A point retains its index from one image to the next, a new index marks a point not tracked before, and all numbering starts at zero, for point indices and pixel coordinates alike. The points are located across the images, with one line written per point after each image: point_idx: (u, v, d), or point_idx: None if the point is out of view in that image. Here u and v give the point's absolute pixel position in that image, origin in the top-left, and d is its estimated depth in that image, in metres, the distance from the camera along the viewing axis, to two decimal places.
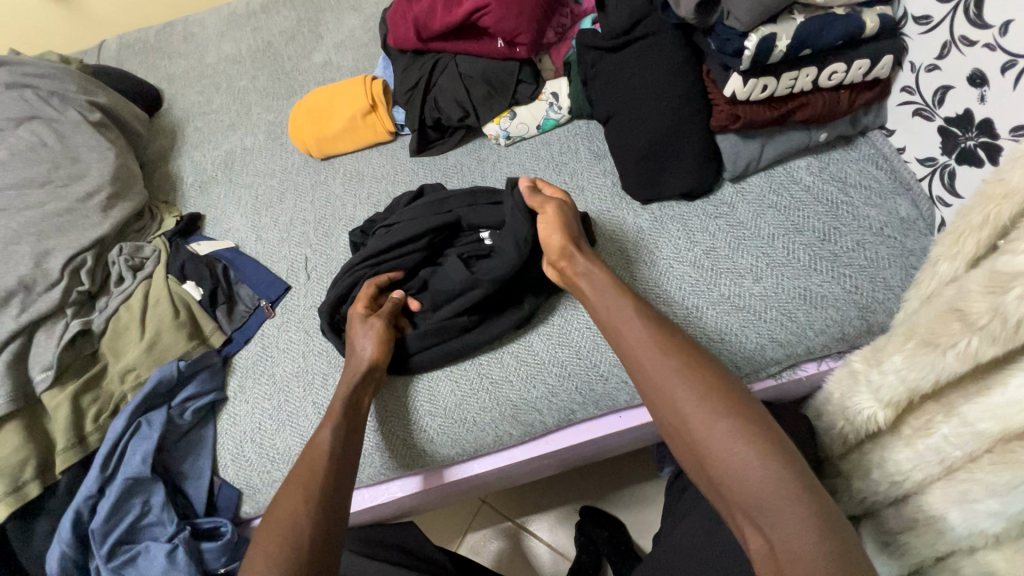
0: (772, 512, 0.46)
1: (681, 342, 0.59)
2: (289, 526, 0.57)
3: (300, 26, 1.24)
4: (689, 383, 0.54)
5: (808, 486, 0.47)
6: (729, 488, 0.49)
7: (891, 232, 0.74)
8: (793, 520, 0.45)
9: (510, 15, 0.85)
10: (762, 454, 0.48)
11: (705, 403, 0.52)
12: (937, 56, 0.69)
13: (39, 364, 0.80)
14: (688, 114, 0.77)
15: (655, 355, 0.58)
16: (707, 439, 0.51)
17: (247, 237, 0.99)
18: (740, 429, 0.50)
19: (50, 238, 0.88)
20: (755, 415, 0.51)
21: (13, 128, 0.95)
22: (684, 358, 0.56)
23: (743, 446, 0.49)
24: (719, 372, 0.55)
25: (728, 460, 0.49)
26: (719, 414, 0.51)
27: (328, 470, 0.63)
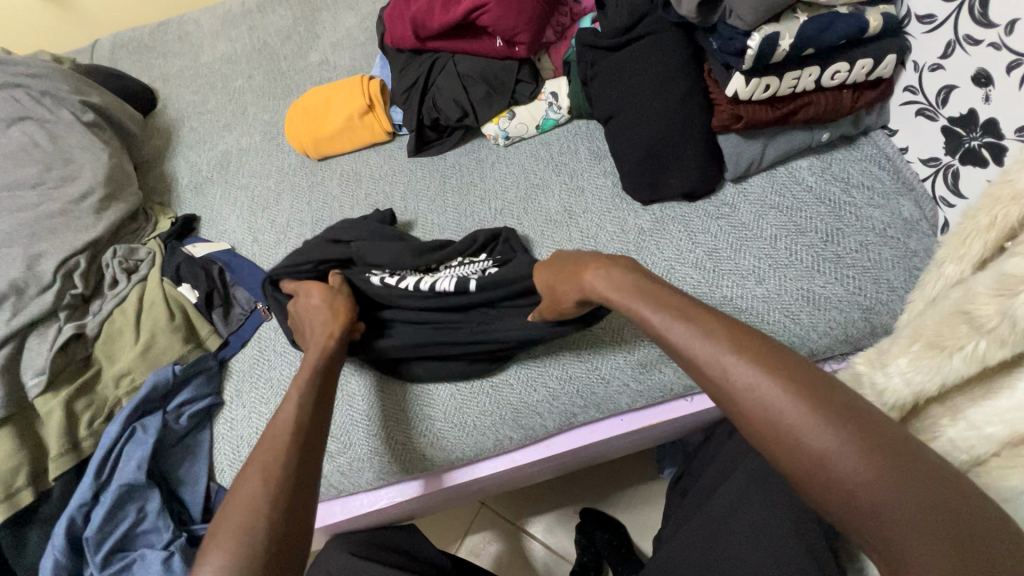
0: (906, 543, 0.38)
1: (753, 339, 0.48)
2: (247, 508, 0.51)
3: (297, 25, 1.22)
4: (777, 391, 0.44)
5: (945, 501, 0.38)
6: (845, 516, 0.40)
7: (895, 232, 0.74)
8: (933, 549, 0.37)
9: (509, 13, 0.84)
10: (887, 472, 0.39)
11: (798, 418, 0.42)
12: (941, 55, 0.68)
13: (32, 369, 0.79)
14: (689, 114, 0.77)
15: (723, 363, 0.47)
16: (812, 461, 0.41)
17: (244, 238, 0.97)
18: (852, 444, 0.40)
19: (43, 241, 0.87)
20: (864, 420, 0.42)
21: (5, 128, 0.94)
22: (760, 359, 0.46)
23: (855, 466, 0.40)
24: (805, 370, 0.45)
25: (841, 489, 0.40)
26: (820, 430, 0.41)
27: (292, 447, 0.58)
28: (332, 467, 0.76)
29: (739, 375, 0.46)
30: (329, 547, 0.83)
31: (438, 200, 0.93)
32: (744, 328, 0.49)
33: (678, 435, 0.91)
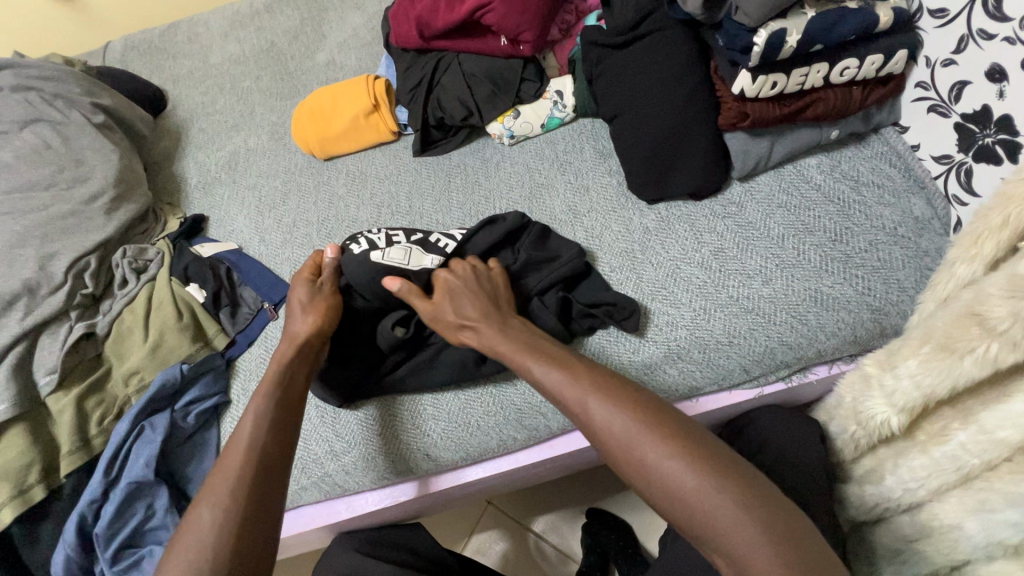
0: (726, 533, 0.45)
1: (606, 380, 0.57)
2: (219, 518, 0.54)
3: (304, 25, 1.23)
4: (618, 422, 0.53)
5: (750, 493, 0.46)
6: (683, 519, 0.48)
7: (905, 231, 0.72)
8: (748, 534, 0.44)
9: (514, 11, 0.83)
10: (707, 476, 0.47)
11: (637, 438, 0.51)
12: (954, 50, 0.67)
13: (44, 367, 0.80)
14: (695, 111, 0.76)
15: (580, 404, 0.56)
16: (650, 473, 0.50)
17: (251, 239, 0.98)
18: (680, 457, 0.49)
19: (54, 241, 0.88)
20: (690, 437, 0.51)
21: (18, 131, 0.95)
22: (605, 393, 0.55)
23: (682, 474, 0.48)
24: (646, 400, 0.55)
25: (670, 494, 0.48)
26: (656, 446, 0.50)
27: (260, 464, 0.59)
28: (336, 465, 0.77)
29: (594, 411, 0.54)
30: (335, 545, 0.84)
31: (443, 199, 0.92)
32: (602, 370, 0.59)
33: None
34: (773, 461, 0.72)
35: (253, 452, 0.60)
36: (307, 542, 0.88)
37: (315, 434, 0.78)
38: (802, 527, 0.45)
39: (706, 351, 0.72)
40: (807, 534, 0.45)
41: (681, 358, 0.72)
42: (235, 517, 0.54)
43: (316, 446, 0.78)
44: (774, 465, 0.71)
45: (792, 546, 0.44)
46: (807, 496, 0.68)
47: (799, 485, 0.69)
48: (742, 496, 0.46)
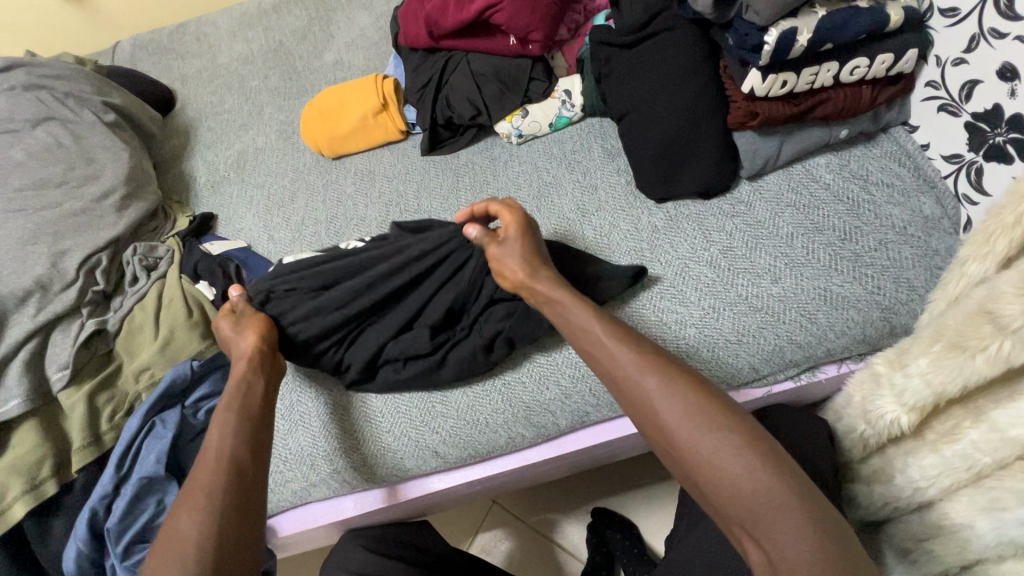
0: (771, 520, 0.46)
1: (664, 359, 0.56)
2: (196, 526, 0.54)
3: (312, 25, 1.23)
4: (677, 400, 0.52)
5: (799, 488, 0.47)
6: (725, 504, 0.48)
7: (915, 231, 0.72)
8: (792, 523, 0.45)
9: (523, 11, 0.84)
10: (759, 464, 0.47)
11: (694, 419, 0.50)
12: (965, 49, 0.67)
13: (56, 364, 0.81)
14: (704, 111, 0.76)
15: (638, 378, 0.54)
16: (701, 455, 0.49)
17: (259, 237, 0.99)
18: (735, 442, 0.49)
19: (66, 238, 0.89)
20: (745, 424, 0.50)
21: (31, 129, 0.96)
22: (666, 371, 0.54)
23: (736, 459, 0.48)
24: (703, 382, 0.54)
25: (721, 479, 0.48)
26: (713, 429, 0.49)
27: (230, 467, 0.58)
28: (345, 462, 0.77)
29: (651, 387, 0.53)
30: (343, 542, 0.84)
31: (451, 198, 0.93)
32: (658, 348, 0.58)
33: None
34: None
35: (223, 459, 0.59)
36: (315, 539, 0.88)
37: (324, 431, 0.79)
38: (838, 523, 0.46)
39: (715, 350, 0.72)
40: (845, 531, 0.46)
41: (690, 357, 0.72)
42: (215, 521, 0.54)
43: (325, 443, 0.78)
44: None
45: (831, 542, 0.44)
46: (817, 495, 0.68)
47: (808, 484, 0.69)
48: (790, 488, 0.46)
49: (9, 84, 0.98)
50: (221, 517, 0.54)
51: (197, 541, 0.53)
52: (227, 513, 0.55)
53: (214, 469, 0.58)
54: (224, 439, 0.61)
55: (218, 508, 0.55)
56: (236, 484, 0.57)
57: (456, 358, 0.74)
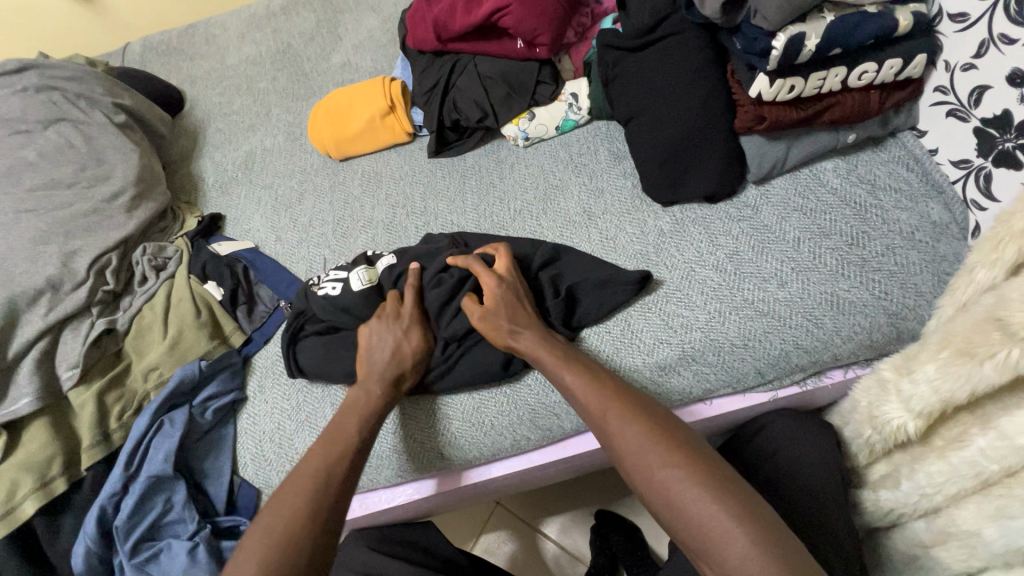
0: (718, 544, 0.48)
1: (625, 396, 0.60)
2: (294, 520, 0.56)
3: (320, 27, 1.24)
4: (633, 434, 0.56)
5: (748, 509, 0.49)
6: (679, 530, 0.51)
7: (923, 236, 0.72)
8: (738, 544, 0.47)
9: (531, 15, 0.84)
10: (706, 489, 0.50)
11: (648, 451, 0.55)
12: (974, 55, 0.66)
13: (66, 362, 0.81)
14: (712, 115, 0.76)
15: (599, 418, 0.59)
16: (654, 484, 0.53)
17: (267, 238, 0.99)
18: (684, 470, 0.52)
19: (77, 238, 0.90)
20: (695, 454, 0.54)
21: (42, 130, 0.97)
22: (625, 408, 0.59)
23: (684, 485, 0.51)
24: (660, 416, 0.58)
25: (673, 505, 0.51)
26: (662, 459, 0.54)
27: (340, 475, 0.62)
28: None
29: (611, 425, 0.58)
30: (349, 543, 0.85)
31: (457, 200, 0.93)
32: (623, 386, 0.62)
33: None
34: (788, 464, 0.72)
35: (335, 465, 0.62)
36: (320, 539, 0.88)
37: None
38: (788, 542, 0.48)
39: (721, 354, 0.72)
40: (798, 550, 0.47)
41: (696, 361, 0.72)
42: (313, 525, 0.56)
43: None
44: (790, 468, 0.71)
45: (782, 560, 0.46)
46: (822, 500, 0.68)
47: (813, 489, 0.69)
48: (737, 510, 0.49)
49: (21, 85, 0.99)
50: (309, 526, 0.56)
51: (277, 538, 0.55)
52: (316, 524, 0.57)
53: (316, 476, 0.61)
54: (340, 443, 0.64)
55: (307, 518, 0.57)
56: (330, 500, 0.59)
57: (468, 363, 0.75)
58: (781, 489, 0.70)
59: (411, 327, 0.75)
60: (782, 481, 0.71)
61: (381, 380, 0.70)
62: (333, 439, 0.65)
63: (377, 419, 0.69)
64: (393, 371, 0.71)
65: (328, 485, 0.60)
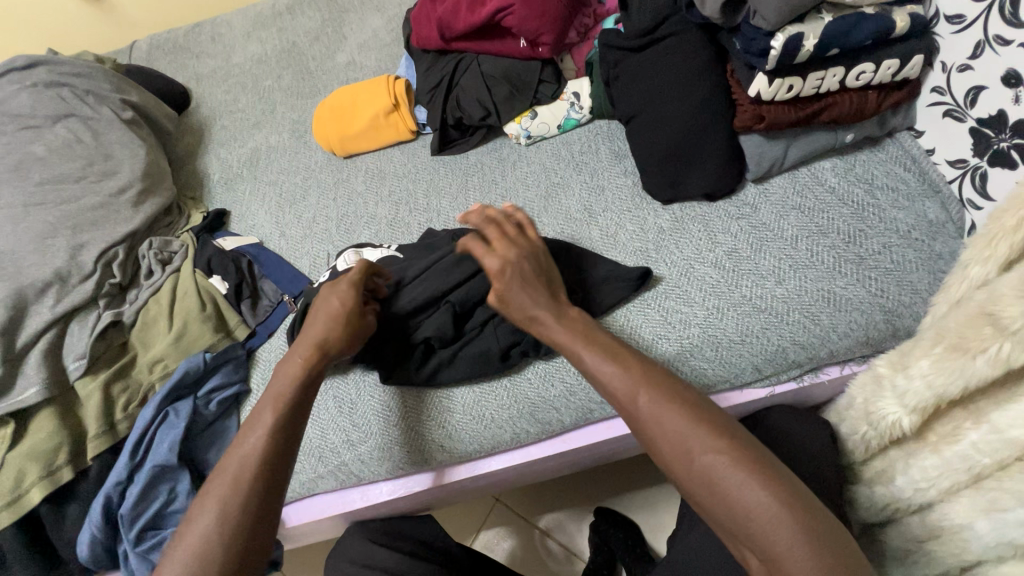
0: (765, 536, 0.47)
1: (658, 378, 0.56)
2: (205, 545, 0.54)
3: (325, 26, 1.26)
4: (672, 422, 0.53)
5: (796, 499, 0.48)
6: (724, 520, 0.50)
7: (919, 235, 0.73)
8: (786, 535, 0.46)
9: (534, 15, 0.85)
10: (754, 482, 0.48)
11: (689, 441, 0.51)
12: (970, 56, 0.67)
13: (73, 353, 0.83)
14: (711, 114, 0.77)
15: (630, 402, 0.55)
16: (696, 473, 0.50)
17: (272, 233, 1.01)
18: (730, 462, 0.49)
19: (84, 232, 0.91)
20: (738, 441, 0.51)
21: (51, 125, 0.99)
22: (659, 389, 0.55)
23: (733, 476, 0.49)
24: (696, 400, 0.54)
25: (720, 495, 0.49)
26: (706, 453, 0.50)
27: (251, 482, 0.58)
28: (352, 455, 0.79)
29: (644, 408, 0.54)
30: (349, 535, 0.86)
31: (460, 198, 0.94)
32: (652, 365, 0.58)
33: None
34: (784, 457, 0.72)
35: (246, 469, 0.58)
36: (321, 531, 0.90)
37: (332, 424, 0.80)
38: (833, 528, 0.47)
39: (718, 349, 0.73)
40: (840, 536, 0.47)
41: (694, 356, 0.73)
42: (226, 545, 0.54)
43: (333, 435, 0.80)
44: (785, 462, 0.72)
45: (825, 549, 0.46)
46: (817, 495, 0.69)
47: (808, 483, 0.69)
48: (786, 502, 0.47)
49: (31, 81, 1.01)
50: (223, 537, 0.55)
51: (190, 559, 0.54)
52: (228, 532, 0.55)
53: (232, 477, 0.58)
54: (254, 442, 0.60)
55: (217, 525, 0.55)
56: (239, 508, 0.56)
57: (470, 359, 0.76)
58: None
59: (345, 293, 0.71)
60: None
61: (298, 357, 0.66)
62: (242, 439, 0.61)
63: (296, 404, 0.63)
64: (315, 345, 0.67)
65: (238, 489, 0.57)
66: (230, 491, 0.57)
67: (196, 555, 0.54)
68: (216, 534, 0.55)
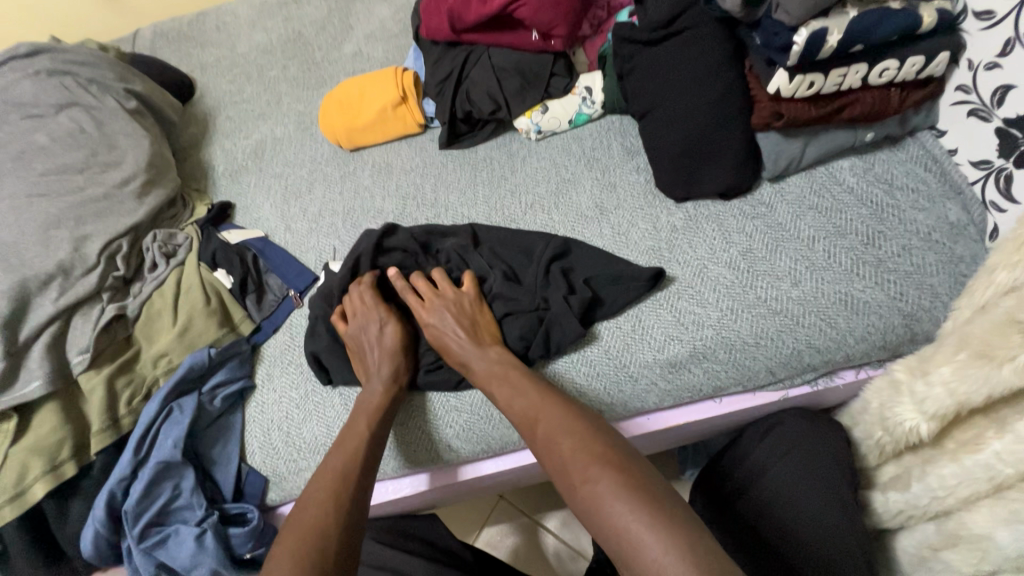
0: (633, 548, 0.48)
1: (553, 407, 0.63)
2: (319, 525, 0.59)
3: (331, 16, 1.23)
4: (557, 447, 0.59)
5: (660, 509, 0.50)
6: (602, 537, 0.52)
7: (940, 237, 0.71)
8: (646, 545, 0.48)
9: (547, 6, 0.83)
10: (618, 496, 0.52)
11: (567, 461, 0.57)
12: (999, 54, 0.65)
13: (77, 347, 0.82)
14: (728, 110, 0.75)
15: (530, 429, 0.63)
16: (578, 494, 0.55)
17: (277, 227, 0.99)
18: (600, 480, 0.54)
19: (88, 223, 0.90)
20: (609, 459, 0.55)
21: (54, 114, 0.97)
22: (554, 419, 0.62)
23: (602, 490, 0.53)
24: (582, 425, 0.60)
25: (591, 508, 0.53)
26: (583, 471, 0.55)
27: (355, 476, 0.65)
28: None
29: (541, 434, 0.61)
30: None
31: (468, 192, 0.93)
32: (556, 395, 0.65)
33: (700, 439, 0.91)
34: (795, 465, 0.73)
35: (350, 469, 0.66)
36: None
37: (338, 422, 0.79)
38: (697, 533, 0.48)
39: (732, 352, 0.71)
40: (711, 549, 0.46)
41: (707, 358, 0.72)
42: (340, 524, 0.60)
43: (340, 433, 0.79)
44: (796, 469, 0.72)
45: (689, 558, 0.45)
46: (829, 500, 0.69)
47: (822, 490, 0.70)
48: (648, 512, 0.50)
49: (33, 69, 0.99)
50: (337, 527, 0.60)
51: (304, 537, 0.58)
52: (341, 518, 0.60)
53: (337, 475, 0.65)
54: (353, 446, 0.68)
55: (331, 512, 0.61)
56: (349, 502, 0.63)
57: None
58: (787, 489, 0.72)
59: (387, 326, 0.77)
60: (790, 482, 0.72)
61: (382, 385, 0.73)
62: (341, 446, 0.69)
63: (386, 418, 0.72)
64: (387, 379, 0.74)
65: (347, 488, 0.64)
66: (339, 489, 0.64)
67: (312, 536, 0.58)
68: (331, 521, 0.60)
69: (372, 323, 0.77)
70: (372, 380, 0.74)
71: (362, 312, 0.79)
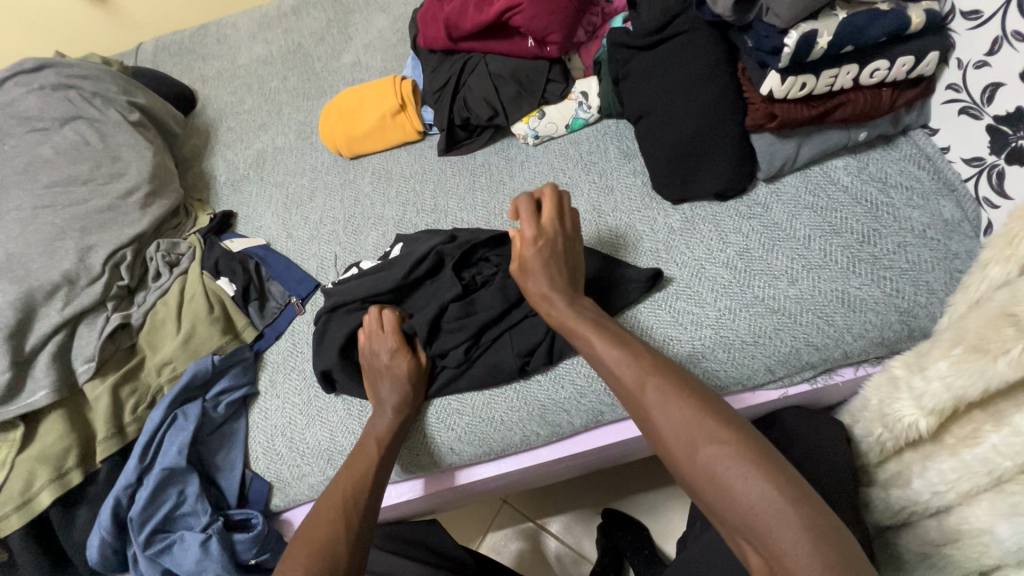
0: (774, 531, 0.45)
1: (665, 369, 0.57)
2: (329, 537, 0.61)
3: (330, 27, 1.25)
4: (677, 409, 0.53)
5: (800, 495, 0.46)
6: (726, 513, 0.48)
7: (934, 234, 0.72)
8: (791, 531, 0.44)
9: (542, 13, 0.84)
10: (759, 472, 0.47)
11: (689, 428, 0.52)
12: (987, 52, 0.66)
13: (82, 356, 0.83)
14: (722, 112, 0.76)
15: (637, 390, 0.57)
16: (700, 463, 0.50)
17: (278, 235, 1.00)
18: (730, 448, 0.49)
19: (93, 234, 0.91)
20: (740, 430, 0.51)
21: (59, 128, 0.98)
22: (663, 383, 0.56)
23: (734, 467, 0.48)
24: (699, 391, 0.55)
25: (717, 484, 0.49)
26: (710, 436, 0.50)
27: (364, 494, 0.67)
28: None
29: (650, 397, 0.55)
30: None
31: (467, 198, 0.94)
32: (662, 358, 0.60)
33: None
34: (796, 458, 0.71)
35: (360, 488, 0.67)
36: None
37: (341, 426, 0.80)
38: (838, 526, 0.45)
39: (730, 351, 0.72)
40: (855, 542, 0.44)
41: (706, 357, 0.72)
42: (349, 540, 0.62)
43: (342, 438, 0.79)
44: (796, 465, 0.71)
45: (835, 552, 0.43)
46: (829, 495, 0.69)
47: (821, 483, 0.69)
48: (788, 497, 0.46)
49: (39, 84, 1.01)
50: (346, 544, 0.61)
51: (313, 551, 0.60)
52: (350, 535, 0.62)
53: (346, 492, 0.67)
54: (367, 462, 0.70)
55: (344, 527, 0.63)
56: (360, 517, 0.64)
57: (485, 367, 0.76)
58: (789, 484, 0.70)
59: (397, 356, 0.74)
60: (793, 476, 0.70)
61: (390, 407, 0.73)
62: (352, 465, 0.70)
63: (399, 436, 0.73)
64: (394, 406, 0.73)
65: (358, 507, 0.65)
66: (349, 508, 0.65)
67: (321, 550, 0.60)
68: (341, 537, 0.62)
69: (383, 349, 0.75)
70: (381, 405, 0.74)
71: (375, 336, 0.77)
